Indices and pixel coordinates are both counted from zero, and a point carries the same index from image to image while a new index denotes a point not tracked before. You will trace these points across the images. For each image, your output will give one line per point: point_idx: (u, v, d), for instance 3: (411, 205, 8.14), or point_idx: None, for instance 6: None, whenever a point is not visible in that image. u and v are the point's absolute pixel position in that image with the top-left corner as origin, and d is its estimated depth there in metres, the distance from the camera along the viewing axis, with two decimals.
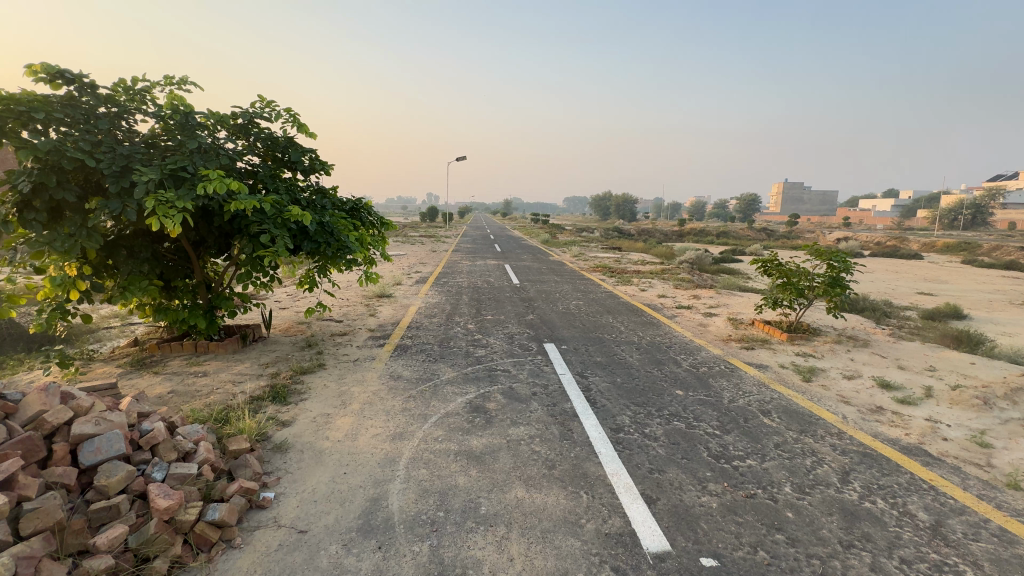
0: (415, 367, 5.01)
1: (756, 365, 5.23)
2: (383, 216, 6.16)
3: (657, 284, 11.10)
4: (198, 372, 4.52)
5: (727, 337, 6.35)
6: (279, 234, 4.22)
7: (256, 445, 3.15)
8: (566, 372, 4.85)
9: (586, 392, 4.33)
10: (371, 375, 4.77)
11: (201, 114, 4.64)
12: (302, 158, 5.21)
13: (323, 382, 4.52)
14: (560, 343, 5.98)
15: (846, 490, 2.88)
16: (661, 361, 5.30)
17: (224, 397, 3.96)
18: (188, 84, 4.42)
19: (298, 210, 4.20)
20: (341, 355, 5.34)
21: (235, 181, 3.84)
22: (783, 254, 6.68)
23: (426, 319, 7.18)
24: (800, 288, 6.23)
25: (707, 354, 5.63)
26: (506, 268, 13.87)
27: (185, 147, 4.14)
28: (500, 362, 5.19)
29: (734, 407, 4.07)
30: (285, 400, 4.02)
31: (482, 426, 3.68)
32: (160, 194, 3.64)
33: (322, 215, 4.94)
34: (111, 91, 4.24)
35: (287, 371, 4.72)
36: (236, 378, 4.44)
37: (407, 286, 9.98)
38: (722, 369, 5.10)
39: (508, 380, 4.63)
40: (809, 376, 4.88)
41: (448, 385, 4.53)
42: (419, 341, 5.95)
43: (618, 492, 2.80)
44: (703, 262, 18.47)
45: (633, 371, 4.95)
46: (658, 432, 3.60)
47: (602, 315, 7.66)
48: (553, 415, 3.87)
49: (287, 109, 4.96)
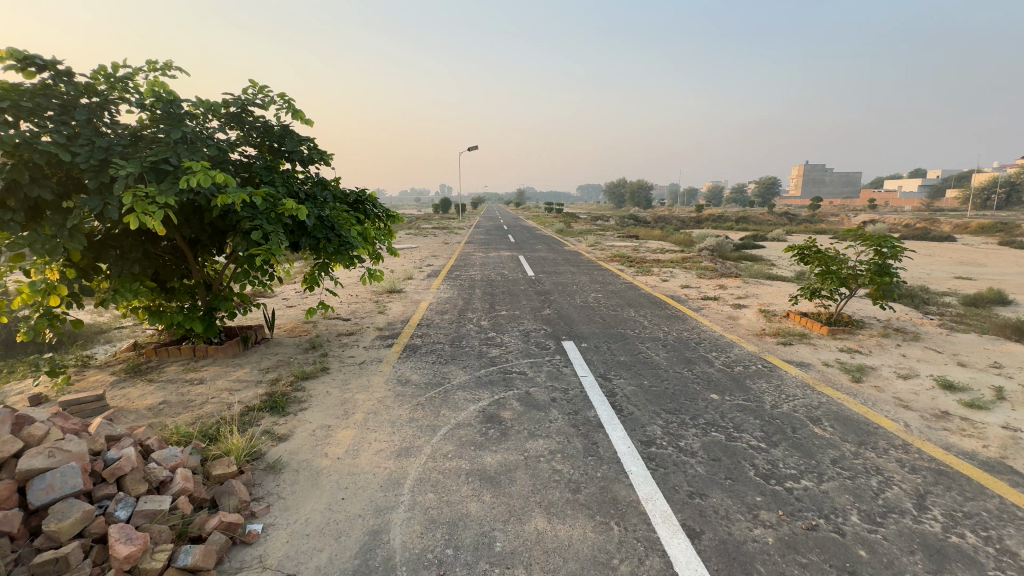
0: (424, 370, 4.66)
1: (797, 364, 4.75)
2: (389, 207, 5.80)
3: (678, 274, 10.58)
4: (194, 380, 4.23)
5: (761, 332, 5.86)
6: (273, 230, 3.89)
7: (246, 466, 2.83)
8: (588, 374, 4.45)
9: (610, 398, 3.92)
10: (377, 380, 4.44)
11: (189, 104, 4.31)
12: (299, 147, 4.86)
13: (325, 389, 4.19)
14: (579, 340, 5.57)
15: (926, 520, 2.44)
16: (691, 360, 4.87)
17: (218, 408, 3.67)
18: (173, 69, 4.09)
19: (292, 204, 3.85)
20: (347, 358, 5.02)
21: (221, 173, 3.50)
22: (821, 240, 6.15)
23: (436, 316, 6.83)
24: (842, 277, 5.72)
25: (741, 351, 5.16)
26: (520, 260, 13.48)
27: (169, 138, 3.81)
28: (515, 363, 4.81)
29: (779, 414, 3.63)
30: (282, 411, 3.71)
31: (497, 439, 3.32)
32: (138, 189, 3.32)
33: (321, 209, 4.60)
34: (91, 79, 3.93)
35: (288, 377, 4.41)
36: (233, 386, 4.15)
37: (418, 281, 9.66)
38: (760, 368, 4.64)
39: (524, 384, 4.25)
40: (859, 376, 4.40)
41: (459, 390, 4.17)
42: (429, 341, 5.60)
43: (655, 524, 2.41)
44: (724, 249, 17.78)
45: (661, 372, 4.52)
46: (695, 445, 3.19)
47: (622, 308, 7.21)
48: (575, 425, 3.48)
49: (281, 94, 4.61)
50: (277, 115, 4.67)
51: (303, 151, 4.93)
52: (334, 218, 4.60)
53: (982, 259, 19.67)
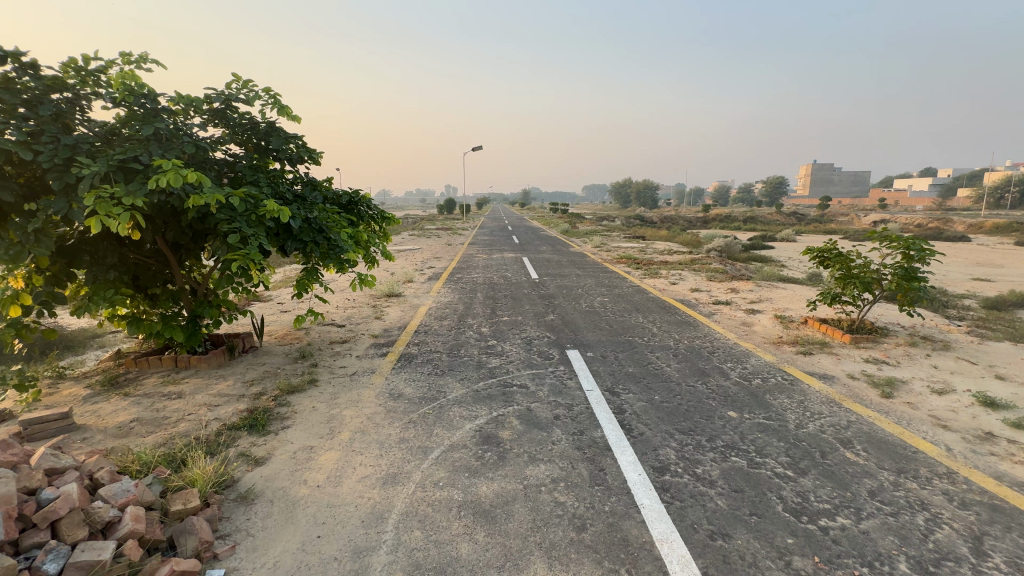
0: (418, 383, 4.36)
1: (820, 377, 4.40)
2: (384, 209, 5.52)
3: (688, 276, 10.24)
4: (172, 395, 3.95)
5: (778, 340, 5.51)
6: (253, 233, 3.60)
7: (213, 498, 2.53)
8: (595, 388, 4.13)
9: (618, 415, 3.61)
10: (368, 394, 4.13)
11: (168, 99, 4.05)
12: (286, 145, 4.57)
13: (311, 405, 3.90)
14: (585, 349, 5.25)
15: (987, 570, 2.10)
16: (705, 372, 4.53)
17: (193, 429, 3.38)
18: (149, 62, 3.83)
19: (274, 205, 3.56)
20: (338, 368, 4.73)
21: (194, 172, 3.20)
22: (842, 242, 5.79)
23: (435, 322, 6.53)
24: (865, 282, 5.35)
25: (758, 362, 4.82)
26: (524, 261, 13.19)
27: (140, 134, 3.54)
28: (516, 375, 4.50)
29: (805, 436, 3.30)
30: (262, 430, 3.42)
31: (494, 464, 3.01)
32: (103, 189, 3.03)
33: (309, 211, 4.33)
34: (60, 73, 3.67)
35: (273, 391, 4.13)
36: (213, 400, 3.87)
37: (418, 284, 9.37)
38: (780, 382, 4.30)
39: (525, 400, 3.93)
40: (889, 391, 4.05)
41: (455, 406, 3.86)
42: (426, 350, 5.31)
43: (672, 572, 2.10)
44: (733, 250, 17.39)
45: (673, 386, 4.19)
46: (714, 473, 2.87)
47: (629, 314, 6.88)
48: (580, 448, 3.16)
49: (266, 89, 4.34)
50: (262, 111, 4.40)
51: (291, 149, 4.64)
52: (322, 221, 4.32)
53: (998, 260, 19.17)
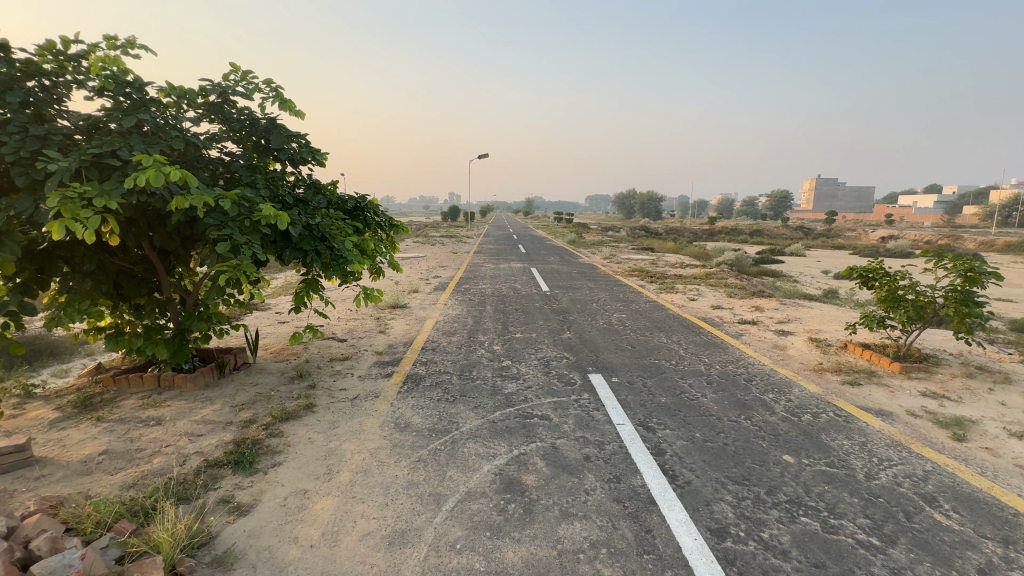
0: (427, 411, 3.90)
1: (876, 414, 3.93)
2: (392, 215, 5.10)
3: (706, 292, 9.76)
4: (150, 421, 3.49)
5: (819, 367, 5.04)
6: (246, 241, 3.16)
7: (182, 567, 2.07)
8: (626, 423, 3.66)
9: (658, 458, 3.15)
10: (371, 424, 3.67)
11: (158, 90, 3.65)
12: (288, 144, 4.15)
13: (306, 436, 3.44)
14: (609, 374, 4.78)
15: None
16: (747, 405, 4.05)
17: (169, 467, 2.92)
18: (137, 48, 3.45)
19: (272, 209, 3.11)
20: (338, 391, 4.27)
21: (179, 170, 2.76)
22: (886, 262, 5.36)
23: (443, 338, 6.08)
24: (916, 305, 4.90)
25: (803, 393, 4.35)
26: (533, 272, 12.76)
27: (122, 126, 3.12)
28: (536, 404, 4.03)
29: (881, 492, 2.82)
30: (249, 469, 2.96)
31: (519, 519, 2.55)
32: (71, 188, 2.59)
33: (311, 217, 3.91)
34: (36, 57, 3.26)
35: (264, 418, 3.67)
36: (196, 429, 3.42)
37: (424, 295, 8.91)
38: (833, 418, 3.83)
39: (549, 435, 3.47)
40: (962, 433, 3.57)
41: (469, 441, 3.41)
42: (435, 371, 4.85)
43: None
44: (744, 264, 16.99)
45: (713, 421, 3.73)
46: (785, 539, 2.39)
47: (651, 333, 6.42)
48: (619, 500, 2.69)
49: (267, 82, 3.94)
50: (262, 106, 3.99)
51: (292, 148, 4.22)
52: (326, 227, 3.89)
53: (1017, 280, 18.71)
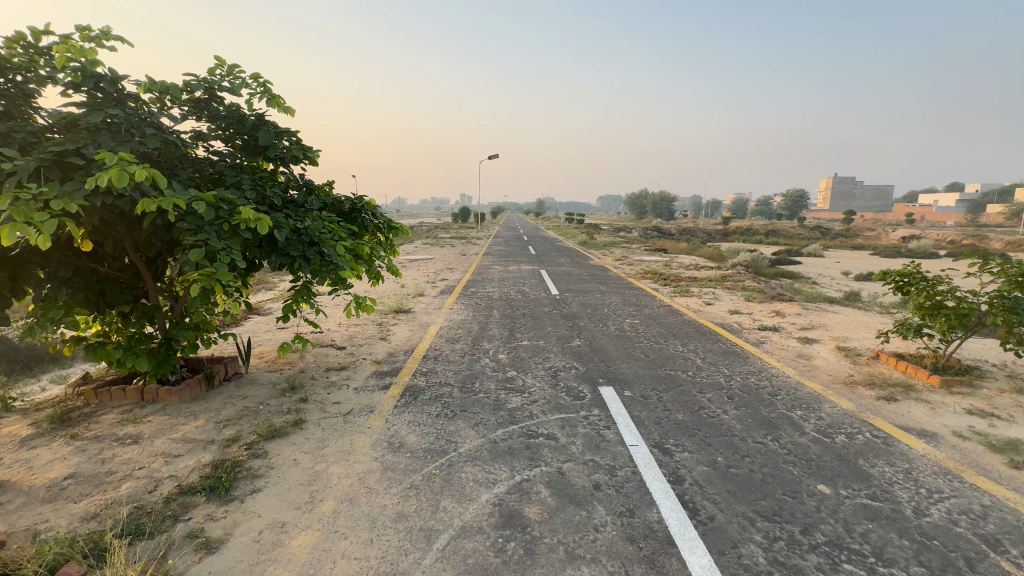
0: (423, 429, 3.61)
1: (918, 435, 3.55)
2: (391, 217, 4.83)
3: (723, 296, 9.37)
4: (126, 439, 3.26)
5: (849, 380, 4.66)
6: (224, 247, 2.89)
7: None
8: (640, 444, 3.34)
9: (677, 489, 2.82)
10: (362, 443, 3.40)
11: (138, 86, 3.43)
12: (277, 142, 3.89)
13: (291, 457, 3.18)
14: (621, 386, 4.45)
15: None
16: (773, 424, 3.70)
17: (137, 495, 2.67)
18: (113, 39, 3.22)
19: (251, 212, 2.84)
20: (330, 405, 4.00)
21: (145, 169, 2.51)
22: (924, 266, 4.91)
23: (446, 345, 5.80)
24: (959, 314, 4.47)
25: (834, 410, 3.98)
26: (542, 274, 12.46)
27: (89, 123, 2.88)
28: (542, 422, 3.72)
29: (937, 533, 2.45)
30: (224, 496, 2.71)
31: (519, 562, 2.24)
32: (23, 190, 2.35)
33: (300, 220, 3.64)
34: (6, 50, 3.05)
35: (248, 435, 3.41)
36: (174, 448, 3.17)
37: (429, 299, 8.65)
38: (871, 440, 3.46)
39: (555, 459, 3.16)
40: (1020, 459, 3.17)
41: (467, 464, 3.11)
42: (435, 382, 4.56)
43: None
44: (760, 265, 16.49)
45: (736, 443, 3.38)
46: None
47: (666, 340, 6.06)
48: (633, 541, 2.38)
49: (254, 76, 3.69)
50: (249, 102, 3.74)
51: (282, 146, 3.96)
52: (316, 231, 3.63)
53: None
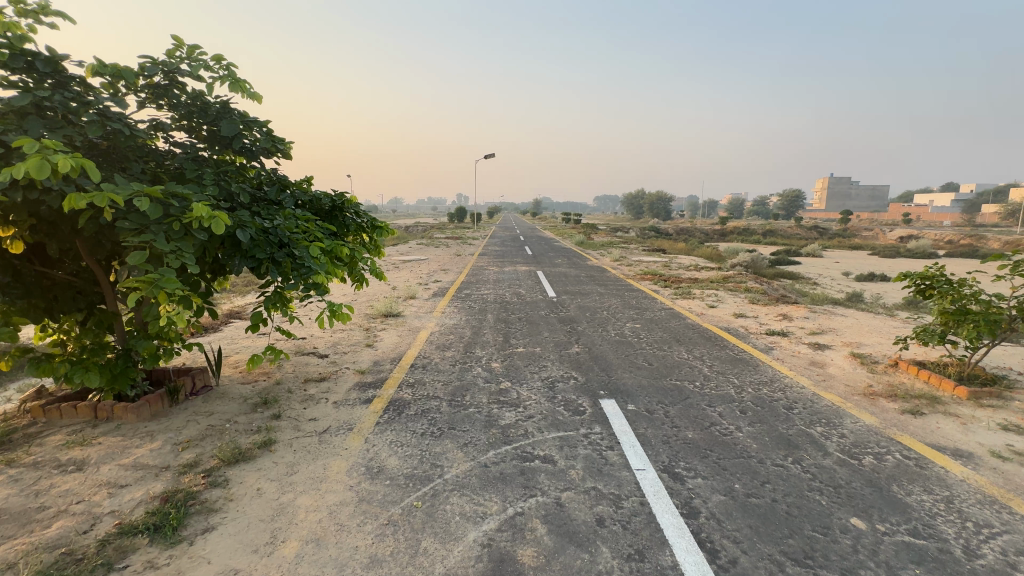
0: (407, 450, 3.25)
1: (954, 455, 3.21)
2: (375, 215, 4.46)
3: (726, 298, 9.04)
4: (68, 466, 2.89)
5: (869, 391, 4.32)
6: (172, 250, 2.52)
7: None
8: (648, 469, 2.99)
9: (692, 525, 2.46)
10: (338, 468, 3.04)
11: (85, 69, 3.05)
12: (245, 133, 3.53)
13: (255, 486, 2.81)
14: (624, 399, 4.10)
15: None
16: (793, 443, 3.36)
17: (68, 537, 2.30)
18: (52, 15, 2.85)
19: (203, 210, 2.47)
20: (305, 422, 3.63)
21: (72, 158, 2.14)
22: (948, 268, 4.59)
23: (436, 353, 5.43)
24: (989, 320, 4.15)
25: (857, 426, 3.65)
26: (539, 275, 12.07)
27: (15, 106, 2.50)
28: (538, 441, 3.37)
29: None
30: (170, 538, 2.34)
31: None
32: None
33: (269, 220, 3.27)
34: None
35: (209, 461, 3.04)
36: (121, 478, 2.80)
37: (421, 301, 8.29)
38: (902, 463, 3.12)
39: (553, 486, 2.81)
40: None
41: (454, 494, 2.75)
42: (422, 395, 4.20)
43: None
44: (761, 266, 16.19)
45: (754, 466, 3.04)
46: None
47: (669, 346, 5.72)
48: None
49: (217, 59, 3.33)
50: (212, 87, 3.39)
51: (251, 138, 3.59)
52: (286, 231, 3.26)
53: None
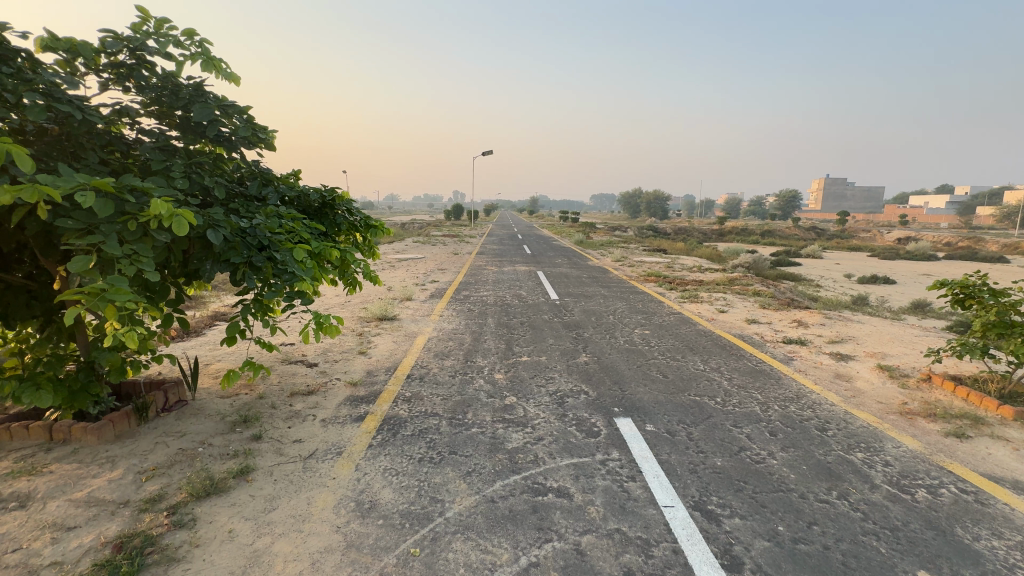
0: (402, 481, 2.87)
1: (1015, 489, 2.87)
2: (370, 212, 4.07)
3: (735, 302, 8.69)
4: (9, 503, 2.49)
5: (906, 410, 3.98)
6: (124, 254, 2.12)
7: None
8: (677, 506, 2.63)
9: None
10: (322, 503, 2.65)
11: (34, 43, 2.65)
12: (222, 119, 3.13)
13: (226, 526, 2.43)
14: (642, 419, 3.73)
15: None
16: (835, 473, 3.00)
17: None
18: None
19: (162, 207, 2.06)
20: (289, 445, 3.25)
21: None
22: (989, 277, 4.27)
23: (434, 362, 5.04)
24: None
25: (901, 452, 3.30)
26: (538, 276, 11.67)
27: None
28: (550, 470, 3.00)
29: None
30: None
31: None
32: None
33: (248, 219, 2.87)
34: None
35: (175, 494, 2.65)
36: (71, 517, 2.41)
37: (417, 304, 7.88)
38: (960, 498, 2.77)
39: (572, 528, 2.45)
40: None
41: (457, 539, 2.37)
42: (419, 412, 3.82)
43: None
44: (762, 267, 15.87)
45: (798, 504, 2.67)
46: None
47: (683, 356, 5.36)
48: None
49: (188, 34, 2.92)
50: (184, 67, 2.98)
51: (230, 126, 3.19)
52: (267, 231, 2.86)
53: None
